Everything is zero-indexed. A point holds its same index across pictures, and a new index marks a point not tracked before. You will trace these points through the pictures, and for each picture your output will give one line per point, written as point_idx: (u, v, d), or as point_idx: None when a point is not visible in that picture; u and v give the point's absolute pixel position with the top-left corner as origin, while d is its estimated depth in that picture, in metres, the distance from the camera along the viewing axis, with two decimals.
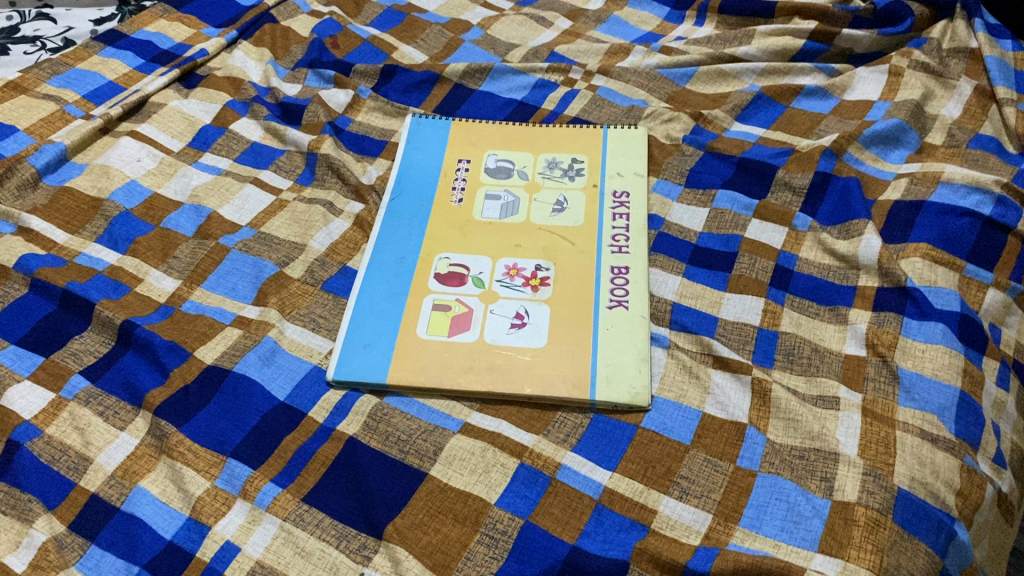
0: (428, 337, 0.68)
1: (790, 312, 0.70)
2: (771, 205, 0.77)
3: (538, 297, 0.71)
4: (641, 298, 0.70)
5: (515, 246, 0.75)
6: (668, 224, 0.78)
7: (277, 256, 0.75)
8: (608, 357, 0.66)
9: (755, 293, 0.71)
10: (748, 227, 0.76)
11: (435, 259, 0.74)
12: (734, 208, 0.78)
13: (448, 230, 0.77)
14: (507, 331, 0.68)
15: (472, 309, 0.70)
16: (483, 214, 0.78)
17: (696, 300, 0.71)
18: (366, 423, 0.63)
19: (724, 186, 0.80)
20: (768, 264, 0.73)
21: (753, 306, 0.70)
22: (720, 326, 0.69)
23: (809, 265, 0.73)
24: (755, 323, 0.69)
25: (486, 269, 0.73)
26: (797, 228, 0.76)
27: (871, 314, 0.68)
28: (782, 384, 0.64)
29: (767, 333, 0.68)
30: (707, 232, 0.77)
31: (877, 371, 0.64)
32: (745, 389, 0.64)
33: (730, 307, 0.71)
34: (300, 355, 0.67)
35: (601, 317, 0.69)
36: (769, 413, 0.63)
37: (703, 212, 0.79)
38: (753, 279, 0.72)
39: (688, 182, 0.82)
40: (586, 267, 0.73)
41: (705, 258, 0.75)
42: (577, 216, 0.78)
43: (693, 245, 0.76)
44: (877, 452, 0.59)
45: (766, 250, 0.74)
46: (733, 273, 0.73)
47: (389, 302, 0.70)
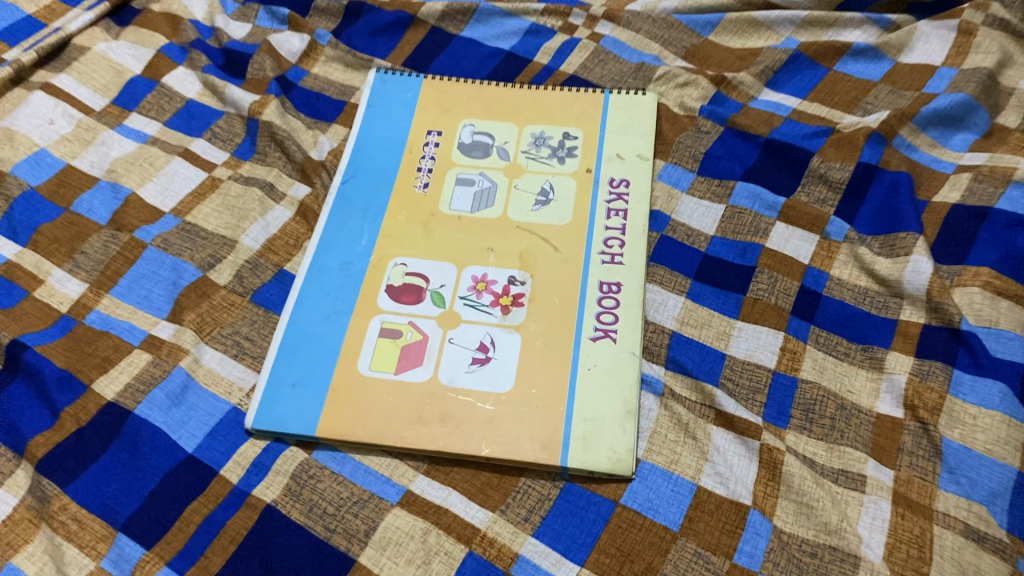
0: (371, 374, 0.56)
1: (814, 353, 0.57)
2: (801, 204, 0.64)
3: (509, 321, 0.58)
4: (632, 327, 0.58)
5: (486, 249, 0.62)
6: (674, 224, 0.65)
7: (202, 255, 0.63)
8: (587, 408, 0.54)
9: (772, 324, 0.58)
10: (769, 234, 0.63)
11: (389, 266, 0.61)
12: (755, 208, 0.64)
13: (408, 226, 0.64)
14: (467, 369, 0.56)
15: (428, 336, 0.58)
16: (452, 204, 0.65)
17: (700, 331, 0.59)
18: (288, 489, 0.52)
19: (745, 177, 0.66)
20: (792, 285, 0.60)
21: (770, 342, 0.58)
22: (727, 365, 0.57)
23: (842, 288, 0.60)
24: (769, 365, 0.57)
25: (448, 282, 0.60)
26: (831, 237, 0.62)
27: (912, 362, 0.55)
28: (797, 455, 0.53)
29: (784, 380, 0.56)
30: (719, 235, 0.64)
31: (914, 442, 0.52)
32: (752, 458, 0.53)
33: (740, 342, 0.58)
34: (217, 393, 0.56)
35: (581, 351, 0.57)
36: (778, 492, 0.51)
37: (719, 209, 0.65)
38: (772, 304, 0.59)
39: (703, 168, 0.68)
40: (570, 281, 0.60)
41: (715, 272, 0.62)
42: (563, 212, 0.65)
43: (702, 254, 0.63)
44: (908, 556, 0.48)
45: (791, 266, 0.61)
46: (749, 296, 0.60)
47: (328, 323, 0.58)
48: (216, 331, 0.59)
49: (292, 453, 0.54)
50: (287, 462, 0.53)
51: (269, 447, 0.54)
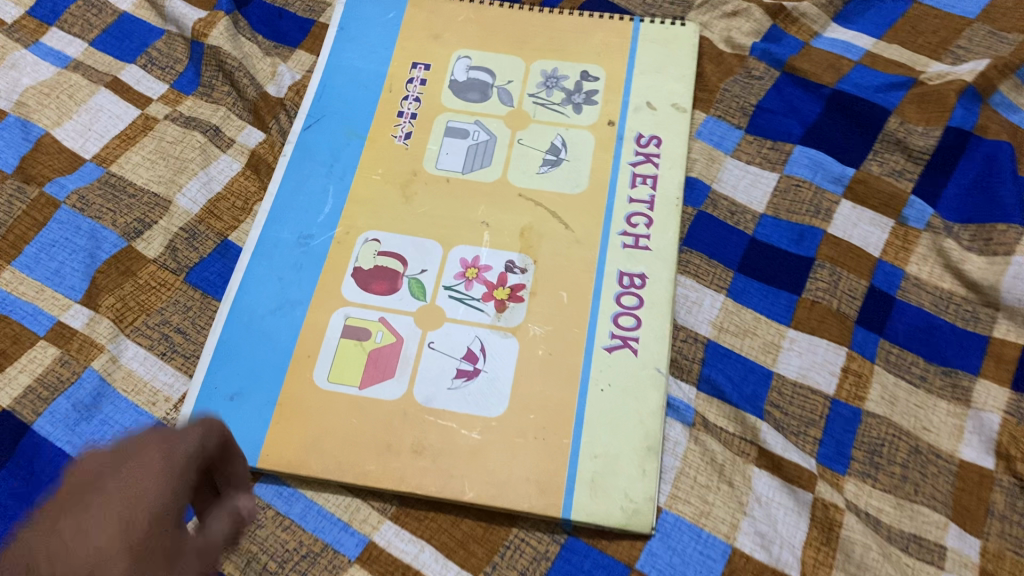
0: (329, 387, 0.45)
1: (883, 376, 0.46)
2: (873, 177, 0.52)
3: (506, 322, 0.47)
4: (658, 335, 0.47)
5: (480, 223, 0.51)
6: (715, 197, 0.52)
7: (127, 220, 0.50)
8: (597, 441, 0.43)
9: (832, 337, 0.47)
10: (834, 215, 0.51)
11: (358, 241, 0.50)
12: (817, 179, 0.52)
13: (385, 189, 0.52)
14: (450, 384, 0.45)
15: (404, 338, 0.46)
16: (438, 162, 0.53)
17: (742, 341, 0.47)
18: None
19: (804, 140, 0.53)
20: (859, 284, 0.49)
21: (829, 361, 0.46)
22: (775, 389, 0.46)
23: (920, 290, 0.48)
24: (827, 392, 0.46)
25: (431, 267, 0.49)
26: (908, 224, 0.50)
27: (1009, 396, 0.44)
28: (861, 515, 0.42)
29: (845, 411, 0.45)
30: (771, 214, 0.51)
31: (1008, 504, 0.42)
32: (802, 515, 0.42)
33: (792, 357, 0.47)
34: (138, 403, 0.45)
35: (593, 365, 0.46)
36: (833, 562, 0.41)
37: (770, 178, 0.53)
38: (833, 310, 0.48)
39: (753, 126, 0.55)
40: (583, 270, 0.49)
41: (763, 264, 0.50)
42: (577, 177, 0.52)
43: (748, 238, 0.51)
44: None
45: (859, 260, 0.49)
46: (804, 297, 0.48)
47: (280, 316, 0.47)
48: (141, 320, 0.47)
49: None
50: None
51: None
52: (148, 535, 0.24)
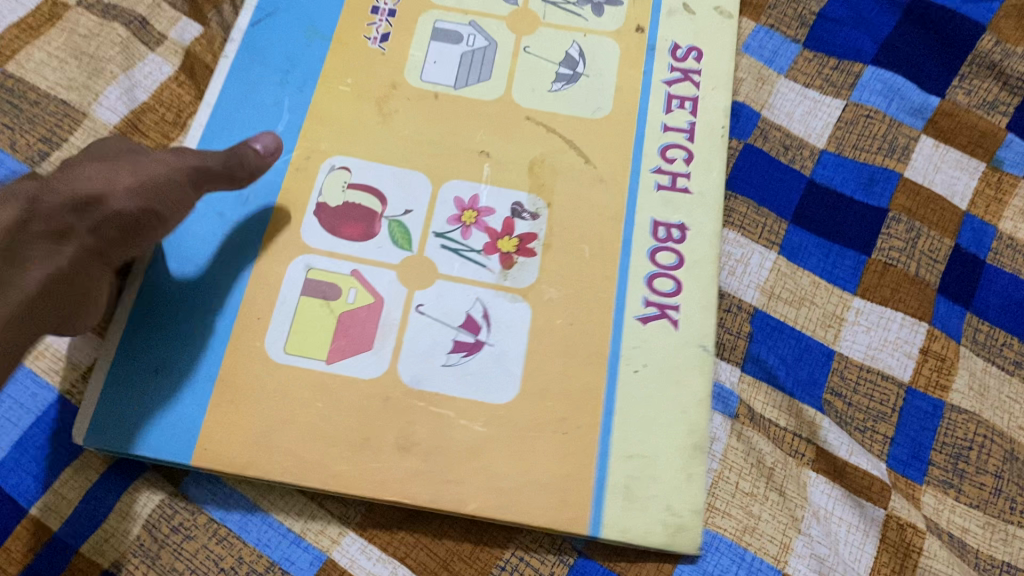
0: (287, 360, 0.34)
1: (970, 359, 0.38)
2: (961, 110, 0.43)
3: (514, 282, 0.37)
4: (705, 303, 0.37)
5: (479, 152, 0.40)
6: (765, 125, 0.43)
7: (31, 140, 0.38)
8: (633, 437, 0.34)
9: (910, 309, 0.38)
10: (912, 155, 0.42)
11: (322, 169, 0.38)
12: (893, 110, 0.43)
13: (357, 104, 0.40)
14: (444, 360, 0.35)
15: (384, 299, 0.36)
16: (423, 72, 0.42)
17: (798, 311, 0.38)
18: (130, 552, 0.32)
19: (878, 60, 0.44)
20: (943, 245, 0.40)
21: (905, 340, 0.38)
22: (836, 370, 0.37)
23: (1016, 252, 0.40)
24: (901, 378, 0.37)
25: (418, 206, 0.38)
26: (1003, 168, 0.42)
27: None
28: (943, 537, 0.35)
29: (923, 403, 0.37)
30: (833, 151, 0.42)
31: None
32: (870, 537, 0.35)
33: (858, 333, 0.38)
34: (37, 371, 0.34)
35: (625, 338, 0.36)
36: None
37: (836, 105, 0.43)
38: (909, 277, 0.39)
39: (813, 40, 0.45)
40: (608, 218, 0.39)
41: (823, 213, 0.41)
42: (598, 98, 0.42)
43: (807, 181, 0.41)
44: None
45: (942, 213, 0.41)
46: (873, 259, 0.39)
47: (218, 264, 0.36)
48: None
49: (145, 484, 0.33)
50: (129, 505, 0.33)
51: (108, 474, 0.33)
52: (103, 159, 0.34)
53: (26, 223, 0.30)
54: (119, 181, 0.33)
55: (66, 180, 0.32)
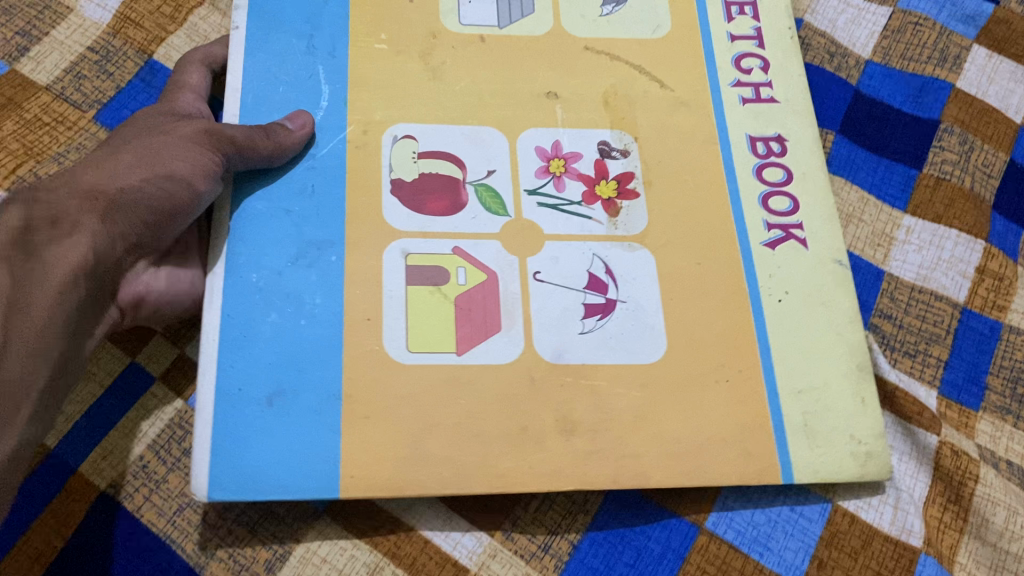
0: (414, 359, 0.30)
1: None
2: (1016, 18, 0.41)
3: (626, 230, 0.34)
4: (825, 216, 0.35)
5: (547, 94, 0.36)
6: (809, 31, 0.40)
7: (9, 34, 0.36)
8: (795, 371, 0.32)
9: (966, 225, 0.36)
10: (964, 65, 0.40)
11: (385, 140, 0.34)
12: (944, 17, 0.41)
13: (399, 62, 0.35)
14: (581, 328, 0.32)
15: (497, 274, 0.32)
16: (460, 13, 0.37)
17: (847, 230, 0.36)
18: (133, 469, 0.29)
19: None
20: (996, 158, 0.38)
21: (960, 259, 0.36)
22: (886, 288, 0.35)
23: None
24: (956, 297, 0.35)
25: (502, 165, 0.34)
26: None
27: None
28: (1005, 468, 0.33)
29: (970, 323, 0.35)
30: (879, 61, 0.40)
31: None
32: (923, 462, 0.32)
33: (907, 251, 0.36)
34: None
35: (758, 268, 0.34)
36: (963, 526, 0.32)
37: (881, 14, 0.41)
38: (963, 191, 0.37)
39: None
40: (703, 143, 0.36)
41: (872, 126, 0.38)
42: (653, 15, 0.38)
43: (854, 91, 0.39)
44: None
45: (996, 125, 0.39)
46: (924, 174, 0.37)
47: (305, 267, 0.31)
48: (29, 168, 0.34)
49: (154, 402, 0.31)
50: (142, 418, 0.30)
51: (119, 387, 0.31)
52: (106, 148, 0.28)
53: (31, 228, 0.25)
54: (124, 160, 0.27)
55: (66, 181, 0.27)
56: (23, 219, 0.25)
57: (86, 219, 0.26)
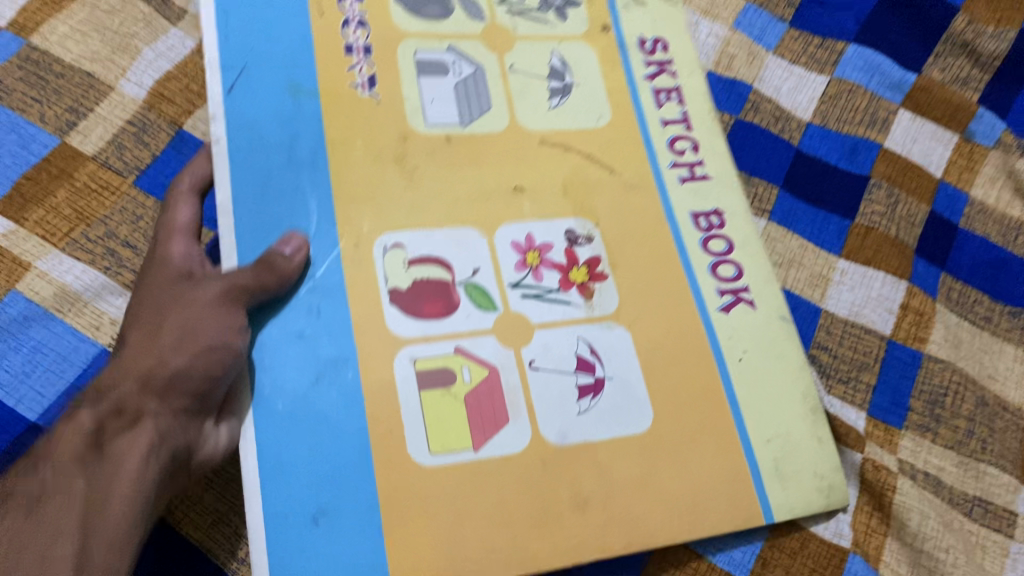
0: (438, 459, 0.33)
1: (946, 315, 0.41)
2: (936, 84, 0.46)
3: (601, 310, 0.38)
4: (763, 279, 0.40)
5: (514, 189, 0.39)
6: (756, 98, 0.45)
7: (58, 110, 0.40)
8: (761, 421, 0.37)
9: (892, 269, 0.41)
10: (891, 127, 0.44)
11: (376, 251, 0.36)
12: (874, 85, 0.45)
13: (377, 169, 0.37)
14: (578, 408, 0.35)
15: (498, 368, 0.35)
16: (426, 114, 0.39)
17: (788, 273, 0.41)
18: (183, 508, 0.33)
19: (860, 38, 0.46)
20: (920, 211, 0.43)
21: (886, 297, 0.41)
22: (824, 326, 0.40)
23: (985, 217, 0.43)
24: (883, 332, 0.40)
25: (484, 263, 0.37)
26: (975, 139, 0.44)
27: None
28: (922, 477, 0.37)
29: (897, 354, 0.40)
30: (818, 123, 0.45)
31: None
32: (851, 476, 0.38)
33: (840, 291, 0.41)
34: (77, 327, 0.35)
35: (718, 333, 0.39)
36: (885, 529, 0.37)
37: (819, 80, 0.46)
38: (891, 239, 0.42)
39: (800, 20, 0.47)
40: (654, 224, 0.40)
41: (810, 183, 0.43)
42: (594, 103, 0.42)
43: (795, 151, 0.44)
44: None
45: (919, 179, 0.43)
46: (858, 223, 0.42)
47: (326, 385, 0.33)
48: (80, 232, 0.37)
49: None
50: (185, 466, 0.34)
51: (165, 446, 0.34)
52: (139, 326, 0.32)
53: (101, 428, 0.29)
54: (162, 343, 0.31)
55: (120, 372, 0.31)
56: (92, 422, 0.30)
57: (145, 406, 0.30)
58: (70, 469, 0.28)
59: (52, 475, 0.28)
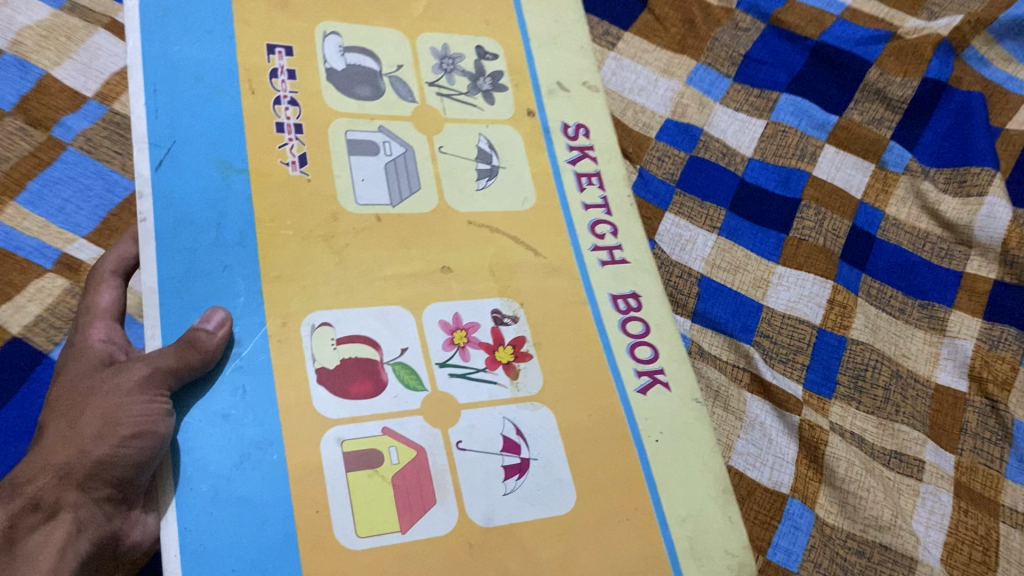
0: (366, 543, 0.33)
1: (866, 307, 0.48)
2: (856, 124, 0.53)
3: (526, 391, 0.38)
4: (678, 359, 0.42)
5: (441, 269, 0.40)
6: (706, 139, 0.52)
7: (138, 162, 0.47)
8: (677, 498, 0.38)
9: (819, 272, 0.48)
10: (818, 159, 0.52)
11: (303, 331, 0.36)
12: (804, 126, 0.53)
13: (305, 248, 0.37)
14: (504, 488, 0.36)
15: (425, 449, 0.36)
16: (356, 193, 0.39)
17: (734, 277, 0.48)
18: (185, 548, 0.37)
19: (791, 90, 0.54)
20: (843, 224, 0.50)
21: (816, 293, 0.48)
22: (766, 318, 0.47)
23: (898, 229, 0.51)
24: (814, 321, 0.47)
25: (411, 343, 0.38)
26: (889, 167, 0.52)
27: (980, 323, 0.48)
28: (846, 436, 0.44)
29: (829, 340, 0.46)
30: (759, 158, 0.52)
31: (980, 423, 0.45)
32: (791, 436, 0.44)
33: (780, 291, 0.48)
34: None
35: (637, 414, 0.40)
36: (821, 477, 0.43)
37: (758, 124, 0.53)
38: (820, 247, 0.49)
39: (742, 75, 0.55)
40: (576, 305, 0.41)
41: (751, 204, 0.51)
42: (519, 186, 0.43)
43: (739, 180, 0.51)
44: (968, 558, 0.42)
45: (842, 200, 0.51)
46: (791, 235, 0.49)
47: (249, 468, 0.33)
48: None
49: None
50: None
51: None
52: (59, 412, 0.31)
53: (14, 524, 0.29)
54: (83, 431, 0.30)
55: (34, 463, 0.30)
56: (5, 520, 0.29)
57: (63, 498, 0.29)
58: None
59: None
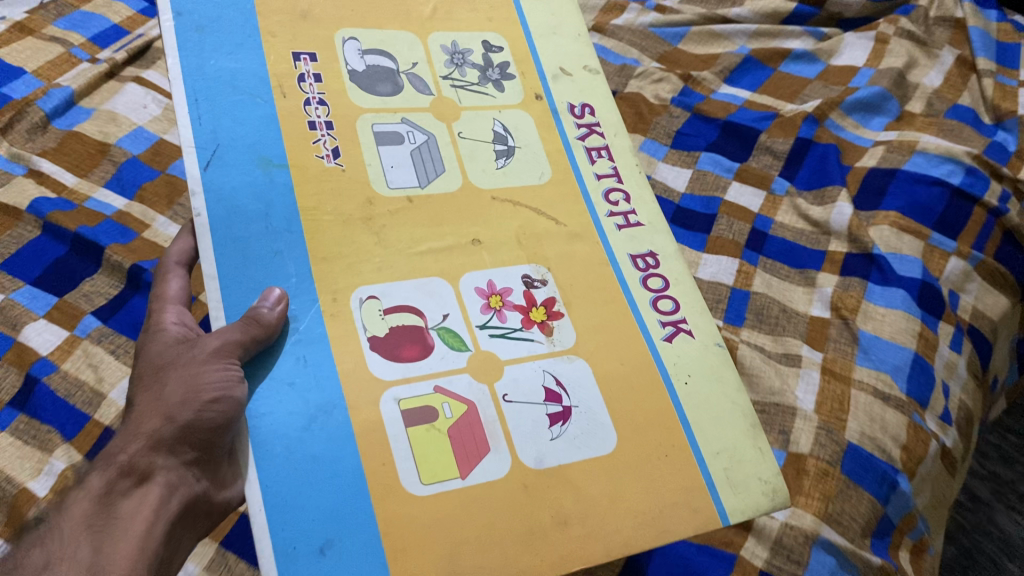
0: (430, 489, 0.36)
1: (763, 274, 0.54)
2: (752, 167, 0.60)
3: (561, 345, 0.41)
4: (697, 308, 0.45)
5: (472, 242, 0.43)
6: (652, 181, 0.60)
7: None
8: (710, 434, 0.41)
9: (732, 253, 0.55)
10: (728, 188, 0.59)
11: (353, 304, 0.39)
12: (718, 170, 0.60)
13: (346, 230, 0.40)
14: (551, 434, 0.39)
15: (474, 402, 0.39)
16: (387, 179, 0.43)
17: None
18: None
19: (711, 146, 0.61)
20: (745, 226, 0.57)
21: (731, 266, 0.55)
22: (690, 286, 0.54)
23: (787, 229, 0.57)
24: (729, 283, 0.54)
25: (451, 310, 0.41)
26: (776, 194, 0.58)
27: (838, 278, 0.53)
28: (749, 345, 0.51)
29: (741, 295, 0.53)
30: (689, 193, 0.59)
31: (839, 332, 0.51)
32: None
33: (705, 268, 0.55)
34: None
35: (666, 359, 0.43)
36: None
37: (688, 172, 0.60)
38: (733, 239, 0.56)
39: (675, 144, 0.62)
40: (599, 267, 0.44)
41: (683, 222, 0.58)
42: (536, 162, 0.47)
43: (675, 206, 0.59)
44: (832, 409, 0.48)
45: (743, 212, 0.58)
46: (712, 234, 0.57)
47: (318, 430, 0.35)
48: None
49: None
50: None
51: None
52: (147, 388, 0.35)
53: (111, 488, 0.33)
54: (169, 399, 0.34)
55: (123, 436, 0.34)
56: (103, 485, 0.33)
57: (154, 463, 0.34)
58: (78, 536, 0.32)
59: (57, 545, 0.32)
